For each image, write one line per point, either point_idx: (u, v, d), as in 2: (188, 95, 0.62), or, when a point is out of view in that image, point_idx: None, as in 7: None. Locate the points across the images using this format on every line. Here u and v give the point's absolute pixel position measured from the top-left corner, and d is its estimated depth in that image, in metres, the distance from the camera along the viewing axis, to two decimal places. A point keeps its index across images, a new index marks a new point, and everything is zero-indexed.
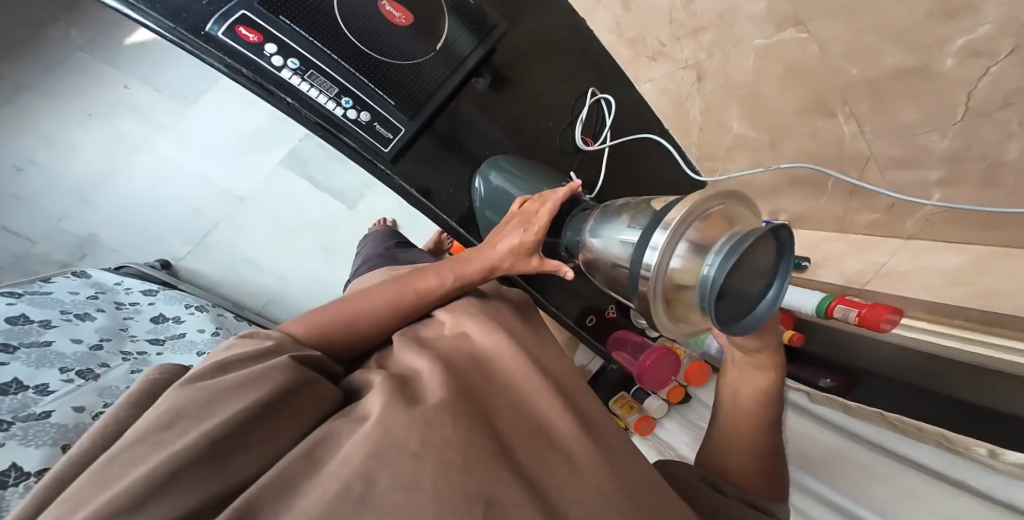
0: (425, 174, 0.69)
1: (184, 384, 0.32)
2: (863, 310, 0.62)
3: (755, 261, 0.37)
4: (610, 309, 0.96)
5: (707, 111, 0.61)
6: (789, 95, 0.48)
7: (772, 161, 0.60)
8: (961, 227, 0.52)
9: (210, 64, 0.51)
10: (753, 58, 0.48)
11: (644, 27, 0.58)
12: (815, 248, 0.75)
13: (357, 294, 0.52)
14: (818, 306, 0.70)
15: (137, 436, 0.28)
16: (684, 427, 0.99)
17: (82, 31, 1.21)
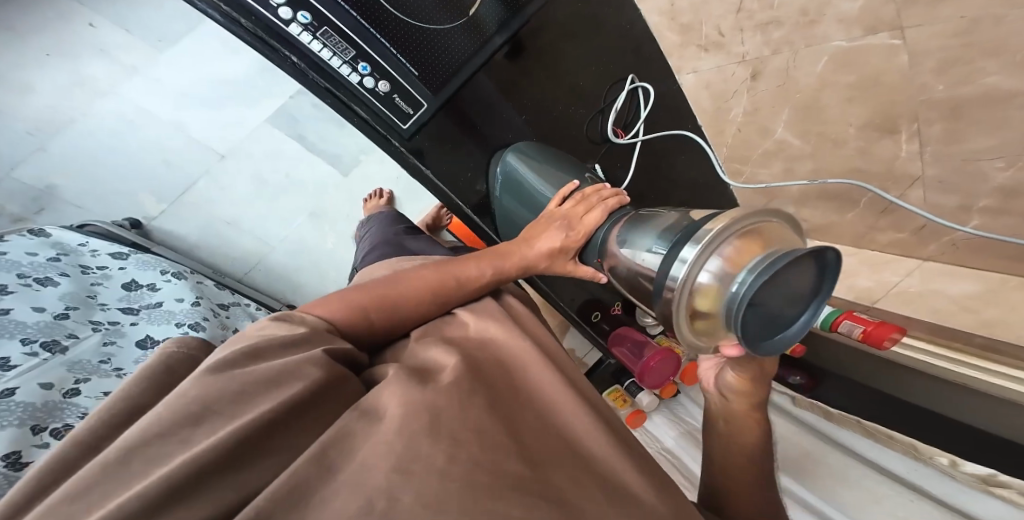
0: (442, 152, 0.65)
1: (212, 371, 0.28)
2: (868, 327, 0.62)
3: (790, 283, 0.34)
4: (616, 305, 0.95)
5: (752, 112, 0.58)
6: (854, 105, 0.46)
7: (813, 174, 0.58)
8: (983, 256, 0.51)
9: (206, 10, 0.45)
10: (824, 62, 0.45)
11: (705, 11, 0.53)
12: None
13: (394, 277, 0.48)
14: (824, 320, 0.69)
15: (156, 429, 0.24)
16: (671, 421, 1.01)
17: None
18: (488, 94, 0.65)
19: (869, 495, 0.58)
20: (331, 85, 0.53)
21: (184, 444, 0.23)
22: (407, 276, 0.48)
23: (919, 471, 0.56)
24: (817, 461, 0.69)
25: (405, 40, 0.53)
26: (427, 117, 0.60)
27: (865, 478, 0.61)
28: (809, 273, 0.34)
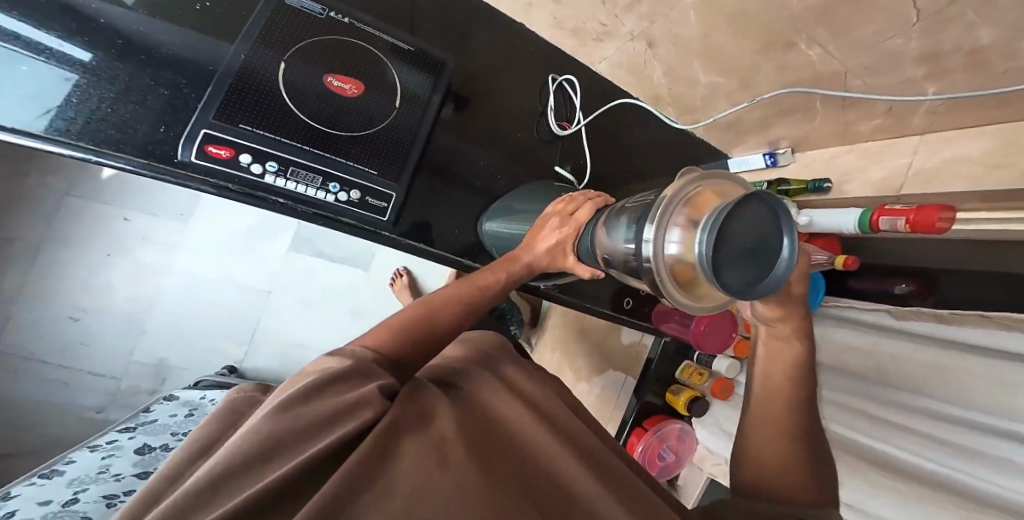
0: (427, 225, 0.62)
1: (281, 408, 0.30)
2: (910, 214, 0.48)
3: (745, 219, 0.29)
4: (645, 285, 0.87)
5: (670, 72, 0.59)
6: (742, 39, 0.47)
7: (750, 96, 0.57)
8: (971, 113, 0.42)
9: (198, 190, 0.48)
10: (694, 15, 0.47)
11: (583, 13, 0.57)
12: (828, 165, 0.61)
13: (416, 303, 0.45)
14: (860, 223, 0.55)
15: (237, 464, 0.26)
16: None
17: (58, 175, 1.16)
18: (448, 150, 0.64)
19: None
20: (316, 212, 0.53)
21: (262, 480, 0.26)
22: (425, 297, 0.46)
23: None
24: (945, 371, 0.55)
25: (362, 139, 0.56)
26: (406, 207, 0.60)
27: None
28: (761, 210, 0.29)
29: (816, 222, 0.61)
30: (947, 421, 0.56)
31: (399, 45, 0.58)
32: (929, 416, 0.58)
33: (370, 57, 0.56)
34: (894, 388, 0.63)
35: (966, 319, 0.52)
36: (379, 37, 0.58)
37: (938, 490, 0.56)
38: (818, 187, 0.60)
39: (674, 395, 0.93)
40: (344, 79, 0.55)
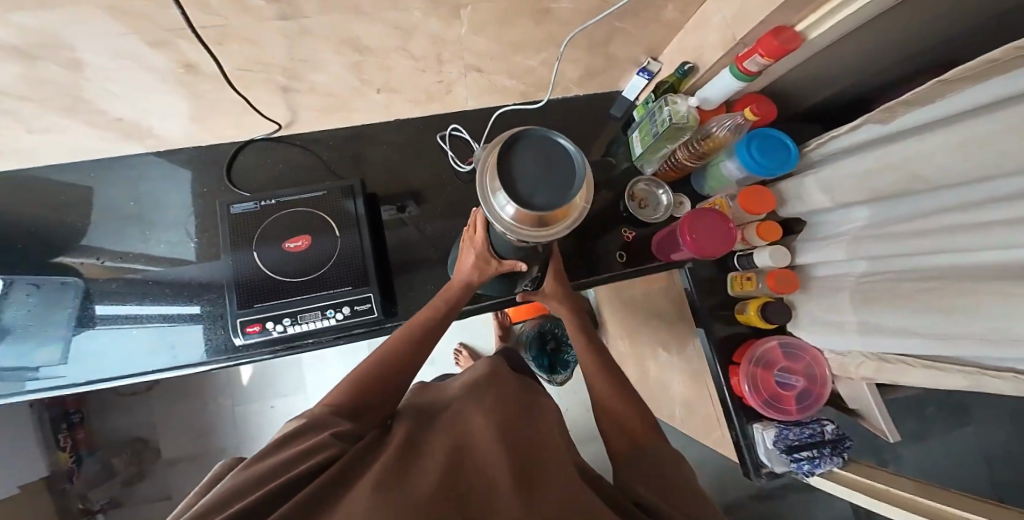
0: (417, 299, 0.73)
1: (249, 463, 0.36)
2: (760, 51, 0.53)
3: (521, 160, 0.41)
4: (626, 231, 0.77)
5: (511, 71, 0.68)
6: (516, 23, 0.57)
7: (559, 47, 0.64)
8: None
9: (263, 358, 0.68)
10: (476, 37, 0.58)
11: (426, 91, 0.69)
12: (688, 47, 0.64)
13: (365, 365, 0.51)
14: (736, 77, 0.59)
15: (216, 499, 0.31)
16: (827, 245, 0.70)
17: (220, 393, 1.35)
18: (401, 241, 0.75)
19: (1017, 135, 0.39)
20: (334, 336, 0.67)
21: (228, 506, 0.30)
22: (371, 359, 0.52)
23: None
24: (927, 157, 0.49)
25: (331, 271, 0.67)
26: (396, 296, 0.72)
27: (982, 127, 0.42)
28: (536, 145, 0.41)
29: (711, 97, 0.65)
30: (962, 214, 0.48)
31: (320, 194, 0.71)
32: (953, 213, 0.49)
33: (307, 214, 0.70)
34: (919, 200, 0.54)
35: (944, 88, 0.45)
36: (306, 196, 0.70)
37: (952, 291, 0.51)
38: (684, 72, 0.66)
39: (743, 314, 0.80)
40: (296, 238, 0.68)
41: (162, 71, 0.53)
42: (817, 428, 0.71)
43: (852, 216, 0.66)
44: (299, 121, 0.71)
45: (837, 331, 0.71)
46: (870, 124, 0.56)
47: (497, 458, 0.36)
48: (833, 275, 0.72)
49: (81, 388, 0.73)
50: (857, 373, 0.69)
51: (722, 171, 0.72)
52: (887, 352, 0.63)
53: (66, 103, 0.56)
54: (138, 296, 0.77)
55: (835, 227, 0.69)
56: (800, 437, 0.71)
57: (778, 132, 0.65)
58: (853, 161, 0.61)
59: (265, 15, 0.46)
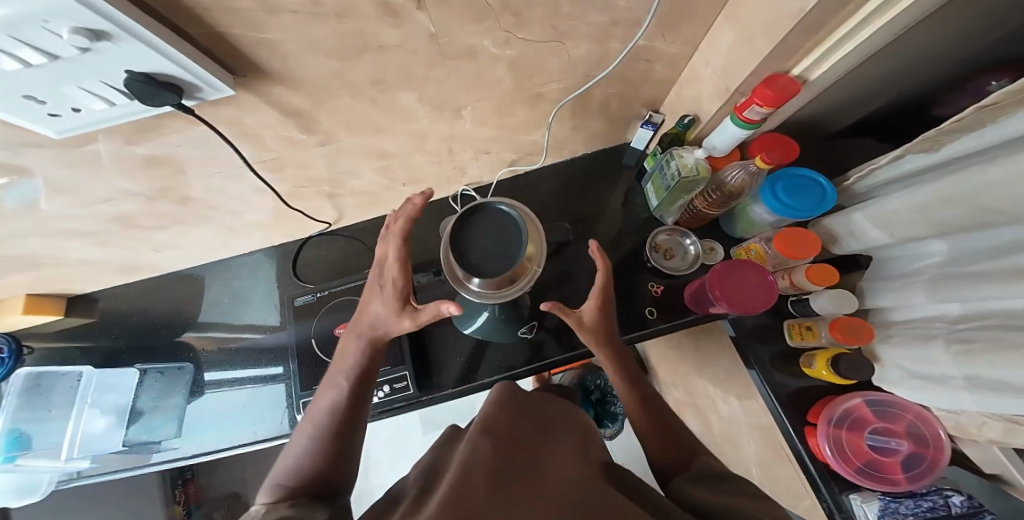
0: (450, 371, 0.75)
1: None
2: (757, 100, 0.53)
3: (475, 234, 0.45)
4: (654, 286, 0.74)
5: (519, 146, 0.75)
6: (514, 110, 0.64)
7: (556, 119, 0.70)
8: (684, 21, 0.52)
9: None
10: (482, 128, 0.67)
11: (447, 176, 0.78)
12: (689, 99, 0.67)
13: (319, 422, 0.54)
14: (738, 126, 0.59)
15: None
16: (887, 283, 0.61)
17: None
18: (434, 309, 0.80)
19: None
20: (381, 413, 0.72)
21: None
22: (317, 414, 0.56)
23: None
24: (974, 190, 0.43)
25: None
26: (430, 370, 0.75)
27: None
28: (485, 218, 0.45)
29: (719, 144, 0.64)
30: None
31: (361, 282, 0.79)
32: None
33: (351, 300, 0.78)
34: (997, 233, 0.45)
35: (990, 114, 0.42)
36: (352, 285, 0.79)
37: None
38: (686, 124, 0.68)
39: (811, 369, 0.66)
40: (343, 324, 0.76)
41: (243, 198, 0.67)
42: (938, 500, 0.54)
43: (926, 249, 0.55)
44: (345, 215, 0.83)
45: (942, 389, 0.53)
46: (914, 155, 0.52)
47: (509, 467, 0.42)
48: (925, 319, 0.57)
49: (189, 460, 0.82)
50: (982, 437, 0.52)
51: (752, 215, 0.69)
52: (1013, 413, 0.46)
53: (180, 227, 0.73)
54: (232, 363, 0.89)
55: (911, 263, 0.58)
56: (913, 512, 0.54)
57: (807, 170, 0.62)
58: (887, 199, 0.56)
59: (308, 144, 0.58)
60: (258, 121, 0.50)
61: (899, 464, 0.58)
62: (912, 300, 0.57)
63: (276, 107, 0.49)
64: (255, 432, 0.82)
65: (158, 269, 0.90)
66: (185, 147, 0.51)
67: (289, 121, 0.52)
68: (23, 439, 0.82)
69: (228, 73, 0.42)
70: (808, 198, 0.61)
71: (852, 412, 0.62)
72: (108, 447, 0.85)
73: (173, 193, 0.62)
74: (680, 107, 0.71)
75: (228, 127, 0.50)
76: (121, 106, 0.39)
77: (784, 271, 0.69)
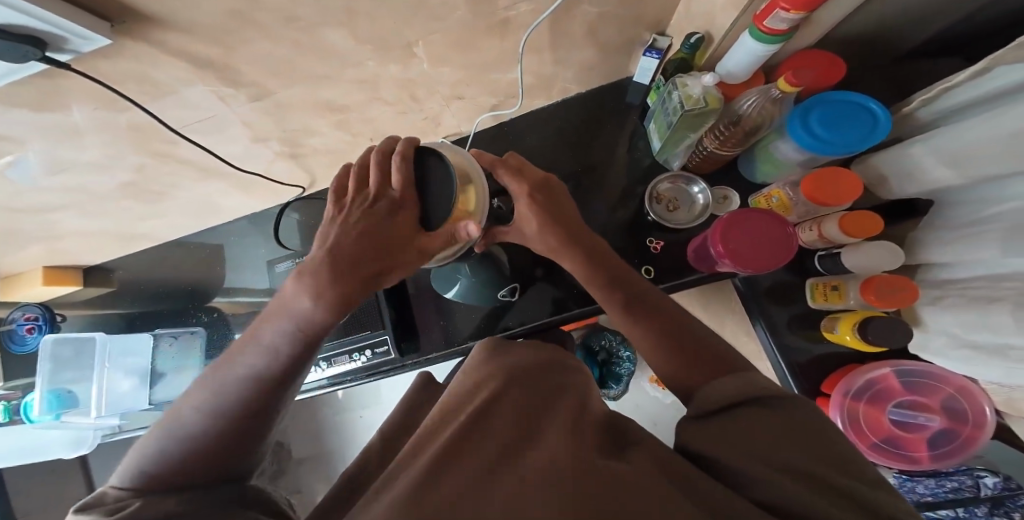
0: (429, 336, 0.71)
1: None
2: (783, 3, 0.39)
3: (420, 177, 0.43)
4: (654, 241, 0.64)
5: (495, 88, 0.65)
6: (479, 45, 0.54)
7: (533, 52, 0.58)
8: None
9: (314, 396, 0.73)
10: (445, 70, 0.57)
11: (417, 128, 0.70)
12: (699, 13, 0.53)
13: (190, 414, 0.40)
14: (759, 38, 0.46)
15: None
16: (945, 232, 0.48)
17: None
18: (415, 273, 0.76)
19: None
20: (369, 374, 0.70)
21: None
22: (219, 376, 0.42)
23: None
24: None
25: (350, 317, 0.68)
26: (416, 333, 0.71)
27: None
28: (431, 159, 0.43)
29: (735, 69, 0.51)
30: None
31: None
32: None
33: None
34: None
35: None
36: None
37: None
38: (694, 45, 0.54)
39: (832, 334, 0.55)
40: None
41: (200, 164, 0.63)
42: (966, 481, 0.50)
43: (1005, 192, 0.41)
44: (319, 176, 0.78)
45: (998, 362, 0.42)
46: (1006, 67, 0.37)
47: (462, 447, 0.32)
48: (981, 281, 0.44)
49: None
50: None
51: (774, 152, 0.55)
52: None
53: (152, 198, 0.71)
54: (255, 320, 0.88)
55: (978, 210, 0.44)
56: (933, 492, 0.51)
57: (851, 93, 0.48)
58: (959, 128, 0.42)
59: (240, 100, 0.52)
60: (167, 74, 0.44)
61: (925, 439, 0.51)
62: (978, 258, 0.44)
63: (181, 57, 0.43)
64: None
65: (153, 238, 0.90)
66: (103, 109, 0.47)
67: (205, 73, 0.46)
68: (66, 396, 0.87)
69: (103, 20, 0.36)
70: (852, 127, 0.48)
71: (875, 383, 0.52)
72: (137, 406, 0.89)
73: (125, 162, 0.59)
74: (688, 25, 0.57)
75: (138, 85, 0.45)
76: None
77: (812, 222, 0.56)
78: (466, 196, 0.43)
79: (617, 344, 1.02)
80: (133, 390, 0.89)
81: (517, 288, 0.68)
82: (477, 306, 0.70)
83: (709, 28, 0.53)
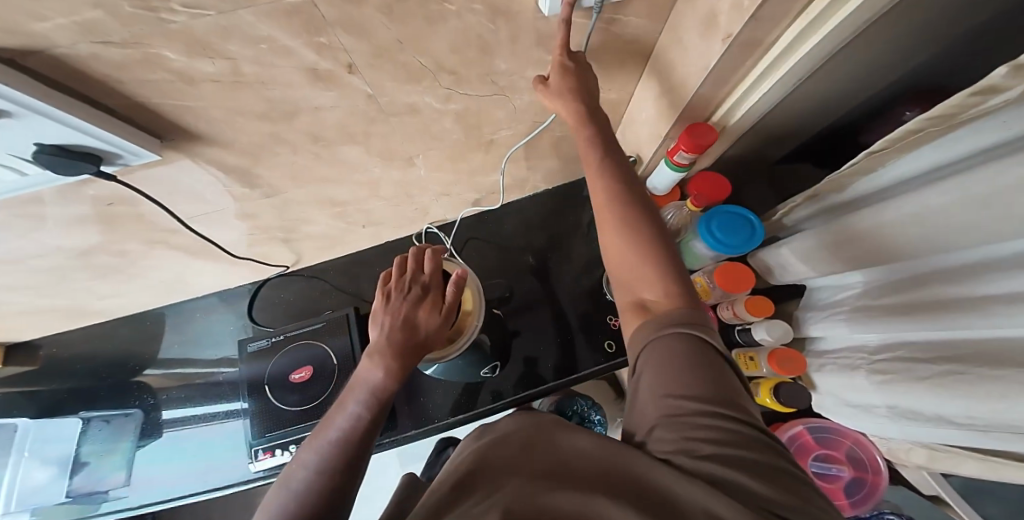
0: (407, 413, 0.73)
1: None
2: (682, 146, 0.55)
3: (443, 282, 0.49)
4: (612, 318, 0.76)
5: (475, 187, 0.76)
6: (468, 156, 0.66)
7: (507, 161, 0.71)
8: (617, 77, 0.55)
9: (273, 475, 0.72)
10: (437, 174, 0.68)
11: (405, 217, 0.78)
12: (633, 142, 0.69)
13: (305, 476, 0.41)
14: (670, 166, 0.61)
15: None
16: (818, 311, 0.61)
17: None
18: None
19: (949, 214, 0.37)
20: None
21: None
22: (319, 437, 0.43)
23: (955, 144, 0.36)
24: (883, 230, 0.46)
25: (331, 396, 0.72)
26: (397, 410, 0.73)
27: (914, 200, 0.41)
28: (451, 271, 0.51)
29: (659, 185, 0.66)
30: (930, 287, 0.45)
31: (321, 325, 0.77)
32: (953, 285, 0.42)
33: (313, 345, 0.76)
34: (913, 265, 0.46)
35: (875, 160, 0.46)
36: (310, 329, 0.77)
37: (934, 373, 0.44)
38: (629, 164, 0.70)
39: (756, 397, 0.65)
40: (300, 369, 0.74)
41: (188, 248, 0.65)
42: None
43: (846, 281, 0.57)
44: (304, 257, 0.82)
45: (868, 417, 0.54)
46: (826, 196, 0.56)
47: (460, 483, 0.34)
48: (845, 350, 0.58)
49: (145, 507, 0.77)
50: (911, 461, 0.54)
51: (692, 249, 0.68)
52: (927, 439, 0.49)
53: (122, 277, 0.70)
54: (203, 395, 0.84)
55: (833, 295, 0.59)
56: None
57: (736, 207, 0.63)
58: (805, 236, 0.59)
59: (252, 197, 0.57)
60: (191, 176, 0.49)
61: (841, 489, 0.60)
62: (838, 332, 0.58)
63: (213, 165, 0.49)
64: (207, 478, 0.77)
65: (104, 315, 0.85)
66: (118, 206, 0.50)
67: (229, 177, 0.52)
68: None
69: (154, 138, 0.42)
70: (740, 234, 0.62)
71: (795, 441, 0.62)
72: (51, 499, 0.79)
73: (113, 247, 0.59)
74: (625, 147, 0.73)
75: (162, 186, 0.49)
76: (32, 175, 0.39)
77: (728, 303, 0.67)
78: (472, 303, 0.51)
79: (587, 408, 1.09)
80: (46, 483, 0.80)
81: (496, 366, 0.74)
82: (454, 382, 0.74)
83: (637, 153, 0.70)
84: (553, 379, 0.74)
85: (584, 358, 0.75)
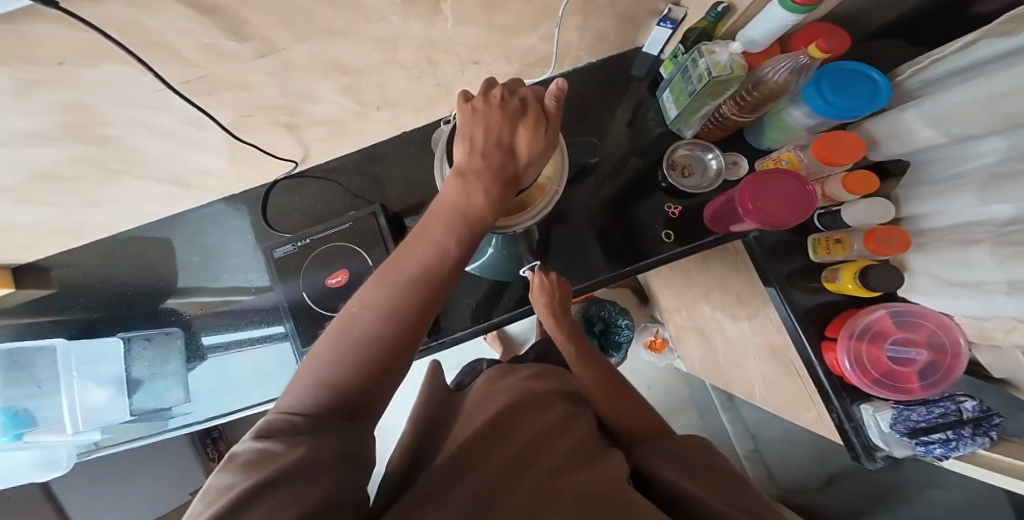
0: (453, 312, 0.69)
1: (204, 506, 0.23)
2: None
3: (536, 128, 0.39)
4: (670, 206, 0.67)
5: (510, 54, 0.62)
6: (509, 8, 0.51)
7: (553, 20, 0.56)
8: None
9: None
10: (468, 34, 0.54)
11: (425, 96, 0.66)
12: None
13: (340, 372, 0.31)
14: (787, 5, 0.43)
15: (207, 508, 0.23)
16: (929, 187, 0.53)
17: None
18: None
19: None
20: None
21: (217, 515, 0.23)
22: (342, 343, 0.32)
23: None
24: None
25: None
26: (437, 313, 0.69)
27: None
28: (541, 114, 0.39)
29: (758, 37, 0.50)
30: None
31: (347, 225, 0.70)
32: None
33: (343, 248, 0.70)
34: None
35: None
36: (338, 229, 0.70)
37: None
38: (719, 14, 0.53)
39: (834, 283, 0.61)
40: (335, 273, 0.69)
41: (177, 135, 0.55)
42: (949, 405, 0.53)
43: (978, 150, 0.46)
44: (313, 151, 0.72)
45: (978, 298, 0.49)
46: (994, 40, 0.41)
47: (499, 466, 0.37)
48: (962, 226, 0.50)
49: (204, 422, 0.81)
50: (1006, 342, 0.50)
51: (783, 118, 0.57)
52: None
53: (108, 177, 0.59)
54: (243, 326, 0.81)
55: (949, 168, 0.51)
56: (925, 418, 0.54)
57: (853, 61, 0.50)
58: (950, 93, 0.47)
59: (240, 56, 0.45)
60: (166, 25, 0.36)
61: (915, 373, 0.58)
62: (954, 207, 0.50)
63: (186, 4, 0.34)
64: (267, 389, 0.79)
65: (102, 230, 0.73)
66: (71, 64, 0.37)
67: (209, 23, 0.38)
68: (23, 415, 0.72)
69: None
70: (856, 95, 0.50)
71: (874, 323, 0.60)
72: (116, 417, 0.80)
73: (85, 131, 0.47)
74: None
75: (125, 34, 0.36)
76: None
77: (817, 182, 0.60)
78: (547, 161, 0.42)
79: (616, 314, 1.08)
80: (107, 401, 0.79)
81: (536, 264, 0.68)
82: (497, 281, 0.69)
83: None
84: (601, 275, 0.68)
85: (633, 255, 0.67)
